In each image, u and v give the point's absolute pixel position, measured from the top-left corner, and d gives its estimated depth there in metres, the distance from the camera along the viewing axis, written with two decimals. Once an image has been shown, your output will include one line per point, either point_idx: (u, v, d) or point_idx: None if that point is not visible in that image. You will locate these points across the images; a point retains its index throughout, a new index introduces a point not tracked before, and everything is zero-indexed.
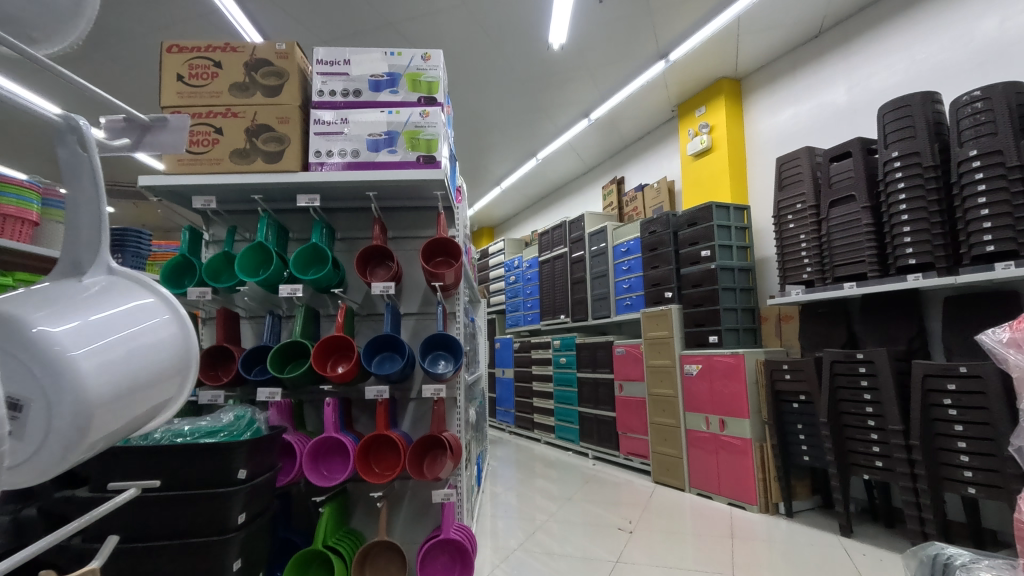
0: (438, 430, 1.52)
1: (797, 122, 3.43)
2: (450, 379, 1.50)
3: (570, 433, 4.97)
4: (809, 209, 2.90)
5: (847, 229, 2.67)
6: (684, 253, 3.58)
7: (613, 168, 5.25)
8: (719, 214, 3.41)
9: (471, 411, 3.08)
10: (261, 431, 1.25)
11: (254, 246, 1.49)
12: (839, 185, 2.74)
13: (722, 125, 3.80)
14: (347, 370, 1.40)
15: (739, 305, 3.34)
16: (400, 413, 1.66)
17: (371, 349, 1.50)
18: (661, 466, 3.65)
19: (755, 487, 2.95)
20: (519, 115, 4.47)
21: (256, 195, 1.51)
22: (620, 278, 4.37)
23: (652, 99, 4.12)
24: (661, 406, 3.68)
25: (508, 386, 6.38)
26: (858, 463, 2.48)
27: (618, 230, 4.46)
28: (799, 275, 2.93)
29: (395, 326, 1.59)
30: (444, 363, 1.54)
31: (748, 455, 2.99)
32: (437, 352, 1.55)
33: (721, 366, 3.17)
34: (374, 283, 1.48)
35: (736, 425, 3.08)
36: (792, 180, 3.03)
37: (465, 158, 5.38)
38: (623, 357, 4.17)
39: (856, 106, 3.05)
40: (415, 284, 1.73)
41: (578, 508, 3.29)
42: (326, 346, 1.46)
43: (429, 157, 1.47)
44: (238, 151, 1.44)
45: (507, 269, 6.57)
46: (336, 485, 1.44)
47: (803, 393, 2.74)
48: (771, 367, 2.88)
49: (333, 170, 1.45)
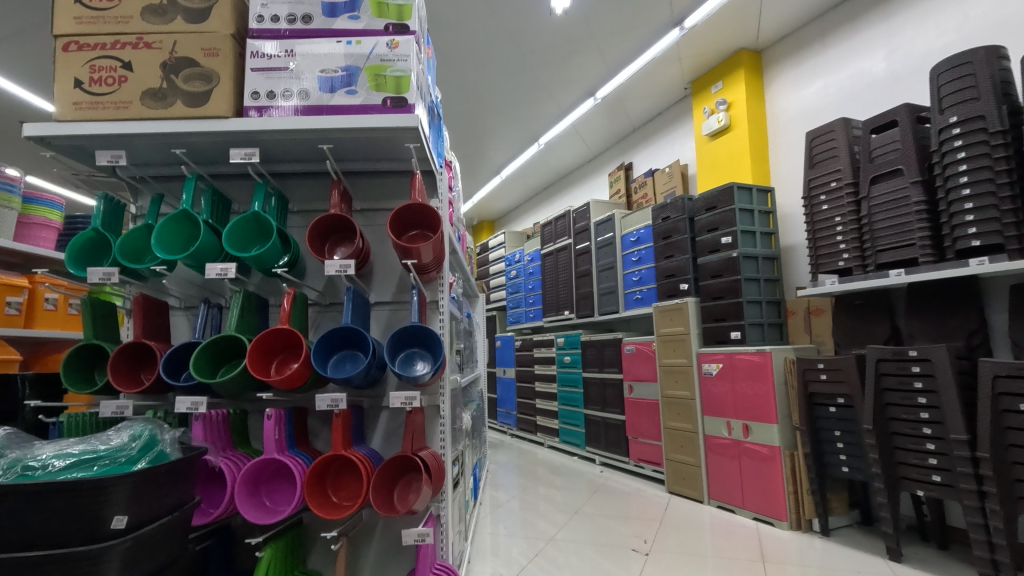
0: (411, 448, 1.20)
1: (826, 94, 3.09)
2: (429, 383, 1.18)
3: (575, 437, 4.65)
4: (845, 186, 2.56)
5: (892, 208, 2.33)
6: (701, 241, 3.25)
7: (620, 154, 4.92)
8: (741, 197, 3.08)
9: (466, 415, 2.75)
10: (166, 456, 0.93)
11: (178, 215, 1.17)
12: (882, 159, 2.40)
13: (741, 101, 3.47)
14: (293, 374, 1.09)
15: (764, 297, 3.01)
16: (370, 426, 1.35)
17: (327, 347, 1.18)
18: (676, 475, 3.33)
19: (785, 502, 2.63)
20: (520, 93, 4.13)
21: (178, 150, 1.19)
22: (629, 270, 4.05)
23: (664, 74, 3.79)
24: (676, 409, 3.35)
25: (510, 387, 6.05)
26: (909, 476, 2.15)
27: (627, 219, 4.13)
28: (834, 263, 2.61)
29: (359, 317, 1.26)
30: (420, 364, 1.21)
31: (776, 465, 2.67)
32: (412, 349, 1.23)
33: (745, 365, 2.85)
34: (327, 261, 1.16)
35: (762, 431, 2.75)
36: (824, 156, 2.70)
37: (462, 143, 5.05)
38: (633, 356, 3.85)
39: (897, 74, 2.72)
40: (389, 267, 1.43)
41: (585, 523, 2.96)
42: (267, 342, 1.14)
43: (399, 99, 1.14)
44: (152, 91, 1.11)
45: (508, 264, 6.24)
46: (283, 520, 1.13)
47: (842, 395, 2.40)
48: (804, 366, 2.55)
49: (278, 116, 1.13)
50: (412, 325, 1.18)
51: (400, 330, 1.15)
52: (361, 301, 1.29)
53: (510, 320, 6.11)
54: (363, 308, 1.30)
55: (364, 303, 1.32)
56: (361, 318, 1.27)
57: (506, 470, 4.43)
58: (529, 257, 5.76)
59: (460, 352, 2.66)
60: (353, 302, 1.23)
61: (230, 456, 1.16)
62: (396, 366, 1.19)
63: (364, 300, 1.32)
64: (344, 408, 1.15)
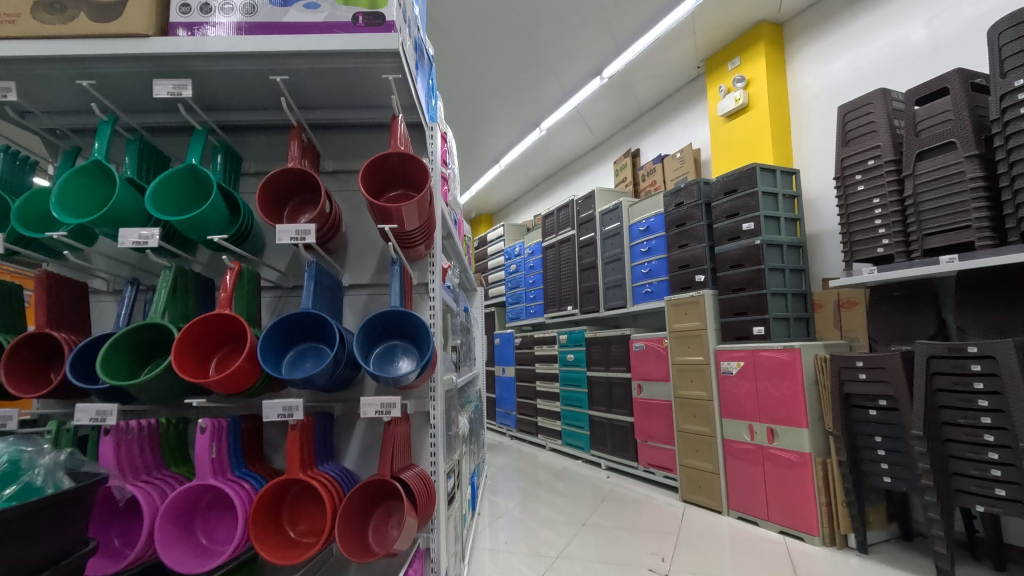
0: (388, 469, 0.91)
1: (856, 68, 2.83)
2: (414, 384, 0.91)
3: (579, 440, 4.39)
4: (885, 164, 2.30)
5: (943, 186, 2.07)
6: (720, 228, 2.99)
7: (626, 140, 4.67)
8: (764, 179, 2.82)
9: (462, 419, 2.49)
10: (37, 488, 0.68)
11: (88, 167, 0.90)
12: (930, 132, 2.14)
13: (761, 78, 3.20)
14: (234, 370, 0.82)
15: (789, 288, 2.75)
16: (344, 437, 1.09)
17: (282, 340, 0.91)
18: (691, 483, 3.07)
19: (817, 515, 2.37)
20: (522, 71, 3.85)
21: (85, 82, 0.92)
22: (638, 262, 3.79)
23: (676, 50, 3.52)
24: (691, 411, 3.10)
25: (509, 386, 5.78)
26: (965, 490, 1.89)
27: (635, 207, 3.87)
28: (872, 250, 2.35)
29: (324, 302, 0.99)
30: (402, 362, 0.94)
31: (806, 474, 2.41)
32: (392, 341, 0.95)
33: (771, 362, 2.59)
34: (279, 226, 0.88)
35: (790, 436, 2.50)
36: (860, 131, 2.44)
37: (460, 128, 4.77)
38: (643, 353, 3.59)
39: (939, 42, 2.46)
40: (369, 241, 1.16)
41: (593, 536, 2.70)
42: (202, 331, 0.86)
43: (374, 15, 0.86)
44: (47, 1, 0.84)
45: (507, 257, 5.97)
46: (223, 563, 0.87)
47: (884, 397, 2.15)
48: (839, 364, 2.30)
49: (214, 37, 0.85)
50: (389, 310, 0.90)
51: (372, 318, 0.87)
52: (327, 281, 1.02)
53: (510, 316, 5.85)
54: (330, 291, 1.03)
55: (331, 283, 1.05)
56: (326, 304, 1.00)
57: (506, 475, 4.17)
58: (530, 251, 5.48)
59: (456, 350, 2.39)
60: (315, 282, 0.96)
61: (154, 481, 0.89)
62: (371, 365, 0.91)
63: (331, 280, 1.05)
64: (301, 418, 0.88)
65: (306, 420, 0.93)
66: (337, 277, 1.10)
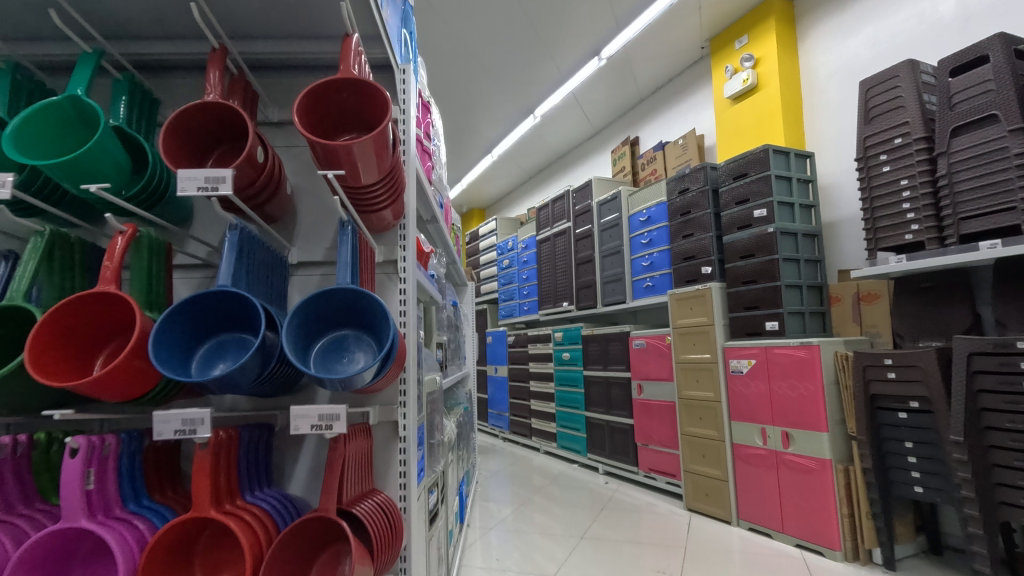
0: (329, 505, 0.68)
1: (876, 44, 2.63)
2: (372, 380, 0.68)
3: (575, 443, 4.17)
4: (915, 143, 2.09)
5: (983, 163, 1.87)
6: (728, 216, 2.77)
7: (625, 128, 4.46)
8: (778, 162, 2.61)
9: (448, 423, 2.26)
10: None
11: None
12: (968, 105, 1.93)
13: (771, 56, 2.99)
14: (114, 369, 0.58)
15: (804, 280, 2.54)
16: (290, 453, 0.87)
17: (192, 330, 0.67)
18: (696, 490, 2.86)
19: (838, 527, 2.16)
20: (516, 51, 3.61)
21: None
22: (638, 254, 3.58)
23: (680, 27, 3.30)
24: (697, 412, 2.88)
25: (501, 386, 5.56)
26: (1013, 503, 1.68)
27: (634, 196, 3.66)
28: (900, 237, 2.14)
29: (253, 279, 0.76)
30: (354, 359, 0.70)
31: (826, 482, 2.20)
32: (341, 331, 0.71)
33: (786, 360, 2.38)
34: (183, 172, 0.64)
35: (808, 440, 2.29)
36: (885, 107, 2.23)
37: (450, 114, 4.53)
38: (644, 351, 3.38)
39: (971, 11, 2.25)
40: (323, 209, 0.93)
41: (593, 550, 2.48)
42: (73, 314, 0.63)
43: None
44: None
45: (500, 252, 5.74)
46: None
47: (916, 398, 1.94)
48: (864, 362, 2.09)
49: None
50: (333, 288, 0.65)
51: (308, 299, 0.63)
52: (260, 253, 0.79)
53: (503, 313, 5.62)
54: (264, 267, 0.80)
55: (267, 257, 0.81)
56: (256, 282, 0.76)
57: (498, 480, 3.95)
58: (524, 245, 5.25)
59: (441, 347, 2.16)
60: (238, 252, 0.72)
61: (10, 521, 0.65)
62: (312, 364, 0.67)
63: (267, 253, 0.81)
64: (211, 434, 0.64)
65: (218, 434, 0.68)
66: (278, 254, 0.86)
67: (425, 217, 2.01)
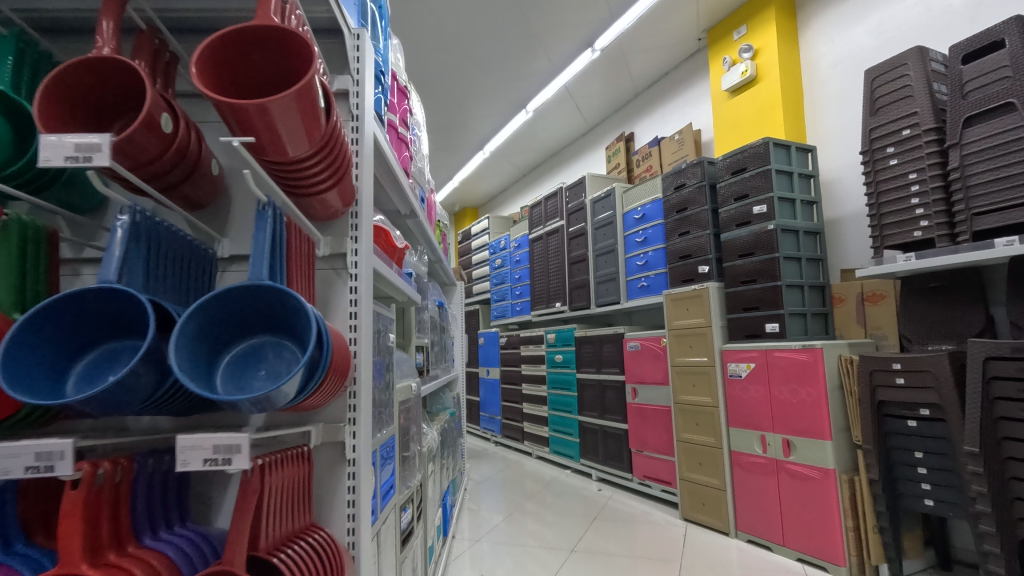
0: (233, 555, 0.55)
1: (881, 33, 2.52)
2: (293, 395, 0.55)
3: (568, 448, 4.05)
4: (925, 134, 1.98)
5: (999, 154, 1.75)
6: (726, 212, 2.65)
7: (619, 124, 4.34)
8: (778, 155, 2.49)
9: (431, 432, 2.13)
10: None
11: None
12: (982, 93, 1.81)
13: (771, 47, 2.88)
14: None
15: (806, 280, 2.42)
16: (216, 481, 0.74)
17: (64, 339, 0.54)
18: (693, 499, 2.74)
19: (843, 541, 2.04)
20: (507, 42, 3.48)
21: None
22: (632, 253, 3.46)
23: (677, 17, 3.18)
24: (693, 418, 2.76)
25: (493, 389, 5.42)
26: None
27: (629, 193, 3.54)
28: (909, 234, 2.02)
29: (155, 274, 0.61)
30: (271, 371, 0.56)
31: (830, 493, 2.08)
32: (256, 337, 0.58)
33: (788, 364, 2.26)
34: (49, 137, 0.51)
35: (810, 449, 2.17)
36: (893, 97, 2.10)
37: (440, 108, 4.40)
38: (638, 354, 3.26)
39: None
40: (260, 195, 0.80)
41: (584, 563, 2.35)
42: None
43: None
44: None
45: (492, 251, 5.61)
46: None
47: (927, 406, 1.82)
48: (871, 367, 1.97)
49: None
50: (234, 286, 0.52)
51: (200, 300, 0.49)
52: (168, 245, 0.64)
53: (495, 314, 5.49)
54: (174, 260, 0.65)
55: (179, 249, 0.67)
56: (159, 278, 0.61)
57: (488, 486, 3.82)
58: (516, 244, 5.12)
59: (422, 350, 2.03)
60: (129, 244, 0.57)
61: None
62: (216, 381, 0.54)
63: (180, 244, 0.67)
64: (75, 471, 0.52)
65: (99, 466, 0.54)
66: (197, 248, 0.71)
67: (404, 211, 1.88)
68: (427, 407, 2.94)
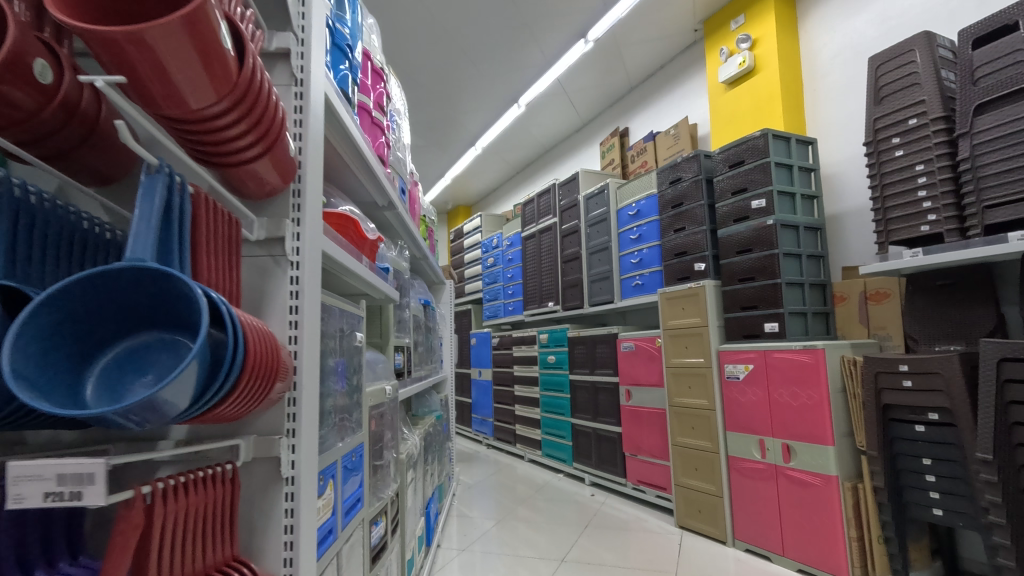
0: None
1: (884, 21, 2.42)
2: (190, 403, 0.45)
3: (560, 451, 3.94)
4: (932, 124, 1.88)
5: (1011, 143, 1.65)
6: (723, 207, 2.55)
7: (614, 119, 4.24)
8: (778, 148, 2.38)
9: (412, 437, 2.02)
10: None
11: None
12: (993, 79, 1.71)
13: (769, 37, 2.78)
14: None
15: (806, 278, 2.32)
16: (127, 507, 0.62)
17: None
18: (688, 506, 2.63)
19: (846, 552, 1.94)
20: (498, 33, 3.37)
21: None
22: (626, 251, 3.35)
23: (673, 7, 3.08)
24: (689, 421, 2.65)
25: (485, 390, 5.31)
26: None
27: (623, 189, 3.44)
28: (915, 229, 1.92)
29: (23, 258, 0.49)
30: (158, 375, 0.45)
31: (833, 502, 1.98)
32: (141, 334, 0.48)
33: (788, 365, 2.16)
34: None
35: (811, 455, 2.06)
36: (899, 85, 2.00)
37: (430, 102, 4.28)
38: (632, 355, 3.15)
39: None
40: None
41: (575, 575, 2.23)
42: None
43: None
44: None
45: (485, 250, 5.50)
46: None
47: (936, 410, 1.72)
48: (876, 368, 1.87)
49: None
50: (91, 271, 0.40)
51: (44, 292, 0.38)
52: (46, 226, 0.52)
53: (487, 314, 5.38)
54: (55, 242, 0.53)
55: (65, 230, 0.54)
56: (29, 262, 0.50)
57: (478, 490, 3.70)
58: (508, 242, 5.01)
59: (402, 351, 1.92)
60: None
61: None
62: (85, 392, 0.43)
63: (66, 223, 0.55)
64: None
65: None
66: (98, 231, 0.59)
67: (382, 203, 1.77)
68: (413, 410, 2.82)
